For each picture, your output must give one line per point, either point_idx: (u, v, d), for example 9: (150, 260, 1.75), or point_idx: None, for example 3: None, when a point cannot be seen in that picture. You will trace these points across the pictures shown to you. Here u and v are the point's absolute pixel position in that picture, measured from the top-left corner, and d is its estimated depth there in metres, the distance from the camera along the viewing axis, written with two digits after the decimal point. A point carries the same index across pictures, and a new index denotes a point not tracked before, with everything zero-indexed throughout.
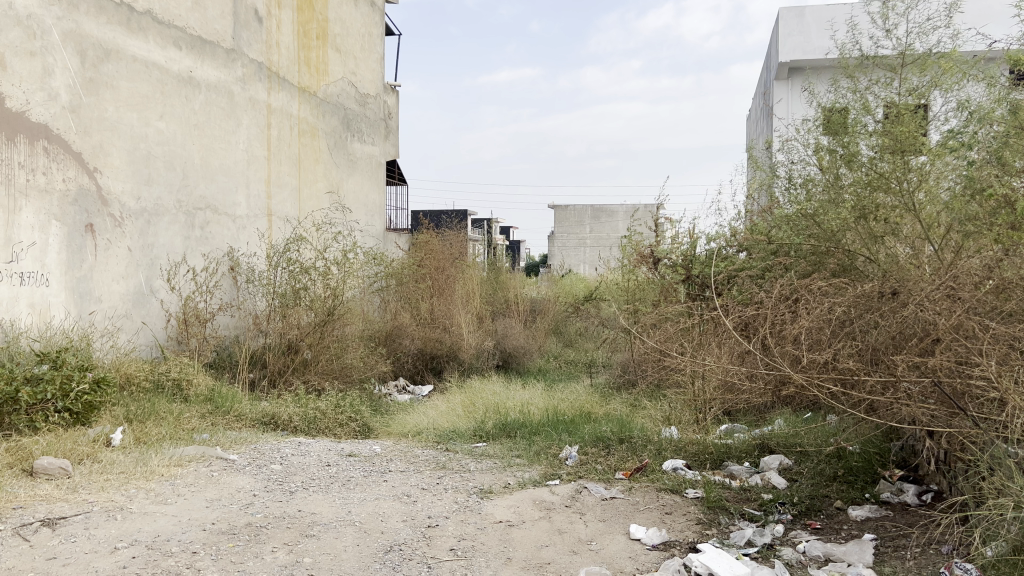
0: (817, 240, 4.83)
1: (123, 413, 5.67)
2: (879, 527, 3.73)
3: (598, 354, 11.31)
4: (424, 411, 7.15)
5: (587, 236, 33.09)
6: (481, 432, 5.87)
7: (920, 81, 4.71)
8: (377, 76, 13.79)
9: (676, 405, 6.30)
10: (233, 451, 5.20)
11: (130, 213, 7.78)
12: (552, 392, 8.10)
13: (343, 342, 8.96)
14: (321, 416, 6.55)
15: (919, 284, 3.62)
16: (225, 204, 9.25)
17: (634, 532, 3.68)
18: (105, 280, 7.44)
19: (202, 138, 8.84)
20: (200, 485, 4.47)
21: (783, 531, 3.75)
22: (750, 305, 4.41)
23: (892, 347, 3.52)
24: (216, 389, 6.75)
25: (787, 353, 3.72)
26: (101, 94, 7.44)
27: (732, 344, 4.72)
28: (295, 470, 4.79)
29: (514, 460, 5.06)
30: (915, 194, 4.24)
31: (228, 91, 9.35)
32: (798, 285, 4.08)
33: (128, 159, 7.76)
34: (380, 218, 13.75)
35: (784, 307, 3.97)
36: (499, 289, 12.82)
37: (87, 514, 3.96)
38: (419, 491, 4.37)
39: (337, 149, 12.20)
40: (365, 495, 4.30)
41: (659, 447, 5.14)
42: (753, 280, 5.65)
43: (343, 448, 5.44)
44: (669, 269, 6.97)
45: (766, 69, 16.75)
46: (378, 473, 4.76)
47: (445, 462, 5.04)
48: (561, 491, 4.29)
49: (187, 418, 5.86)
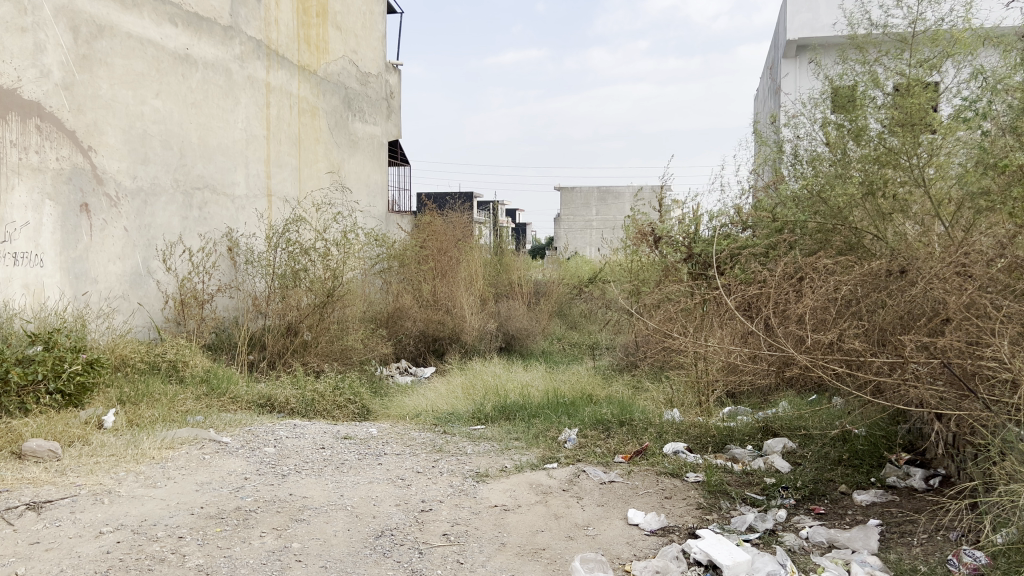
0: (823, 218, 4.69)
1: (116, 395, 5.58)
2: (885, 512, 3.62)
3: (602, 336, 11.22)
4: (424, 393, 7.06)
5: (593, 218, 32.92)
6: (480, 414, 5.77)
7: (932, 51, 4.53)
8: (379, 55, 13.62)
9: (679, 387, 6.20)
10: (227, 433, 5.11)
11: (127, 192, 7.68)
12: (554, 375, 8.01)
13: (343, 325, 8.88)
14: (319, 398, 6.46)
15: (929, 261, 3.48)
16: (224, 184, 9.14)
17: (632, 517, 3.59)
18: (101, 260, 7.36)
19: (199, 117, 8.72)
20: (191, 468, 4.39)
21: (785, 517, 3.64)
22: (754, 284, 4.28)
23: (901, 326, 3.39)
24: (213, 371, 6.67)
25: (790, 333, 3.60)
26: (95, 71, 7.31)
27: (734, 323, 4.60)
28: (289, 453, 4.70)
29: (512, 443, 4.97)
30: (925, 169, 4.09)
31: (226, 69, 9.21)
32: (803, 263, 3.94)
33: (124, 138, 7.65)
34: (382, 198, 13.63)
35: (789, 286, 3.84)
36: (503, 271, 12.70)
37: (74, 497, 3.89)
38: (414, 475, 4.28)
39: (338, 128, 12.06)
40: (359, 478, 4.21)
41: (660, 430, 5.03)
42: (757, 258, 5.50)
43: (339, 430, 5.34)
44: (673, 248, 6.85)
45: (773, 48, 16.48)
46: (373, 455, 4.66)
47: (442, 445, 4.94)
48: (559, 474, 4.20)
49: (182, 399, 5.78)
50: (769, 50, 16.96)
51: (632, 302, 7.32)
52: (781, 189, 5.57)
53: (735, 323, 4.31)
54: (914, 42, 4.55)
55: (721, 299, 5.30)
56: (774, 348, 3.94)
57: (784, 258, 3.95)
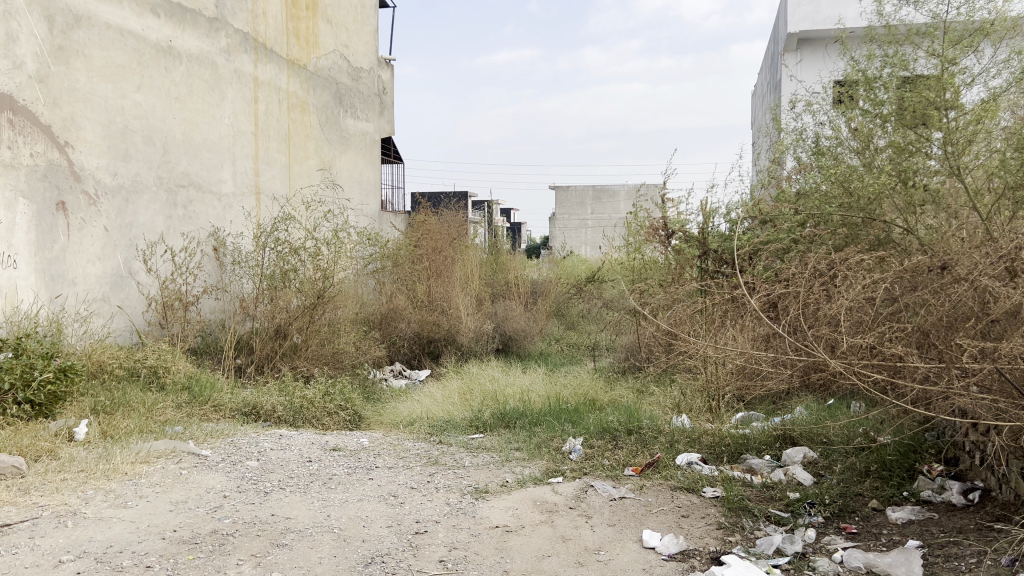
0: (848, 211, 4.37)
1: (91, 403, 5.23)
2: (925, 532, 3.31)
3: (602, 337, 10.94)
4: (418, 398, 6.74)
5: (588, 217, 32.62)
6: (478, 422, 5.44)
7: (967, 28, 4.21)
8: (371, 49, 13.27)
9: (687, 391, 5.89)
10: (207, 445, 4.77)
11: (107, 190, 7.34)
12: (553, 378, 7.71)
13: (335, 327, 8.58)
14: (308, 405, 6.13)
15: (973, 254, 3.16)
16: (210, 181, 8.80)
17: (648, 539, 3.27)
18: (79, 261, 7.01)
19: (184, 112, 8.37)
20: (166, 485, 4.05)
21: (815, 538, 3.33)
22: (779, 282, 3.95)
23: (945, 329, 3.07)
24: (195, 377, 6.33)
25: (823, 335, 3.28)
26: (72, 63, 6.97)
27: (755, 325, 4.27)
28: (273, 467, 4.36)
29: (513, 454, 4.64)
30: (960, 157, 3.77)
31: (212, 62, 8.87)
32: (833, 260, 3.62)
33: (103, 133, 7.30)
34: (375, 197, 13.30)
35: (819, 285, 3.52)
36: (499, 271, 12.37)
37: (35, 520, 3.55)
38: (407, 491, 3.94)
39: (329, 125, 11.71)
40: (347, 496, 3.88)
41: (671, 439, 4.71)
42: (776, 255, 5.19)
43: (328, 440, 4.99)
44: (679, 246, 6.53)
45: (774, 43, 16.24)
46: (363, 469, 4.32)
47: (438, 457, 4.61)
48: (565, 490, 3.87)
49: (161, 408, 5.43)
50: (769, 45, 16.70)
51: (636, 302, 7.01)
52: (805, 182, 5.24)
53: (754, 324, 3.99)
54: (947, 19, 4.20)
55: (736, 299, 4.99)
56: (801, 353, 3.62)
57: (814, 255, 3.63)
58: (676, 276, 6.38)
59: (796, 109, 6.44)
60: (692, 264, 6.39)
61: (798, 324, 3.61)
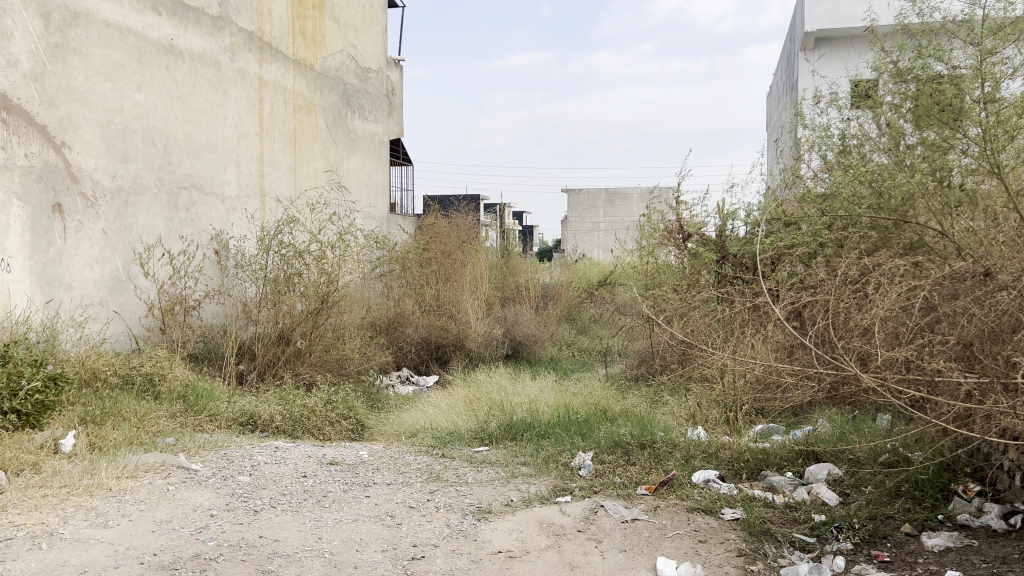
0: (879, 213, 4.10)
1: (80, 413, 5.01)
2: (965, 562, 3.04)
3: (614, 343, 10.73)
4: (423, 406, 6.52)
5: (600, 221, 32.34)
6: (483, 434, 5.20)
7: (1006, 18, 3.94)
8: (380, 49, 13.08)
9: (702, 401, 5.64)
10: (199, 459, 4.54)
11: (105, 192, 7.15)
12: (563, 386, 7.48)
13: (340, 332, 8.39)
14: (308, 414, 5.92)
15: (1021, 259, 2.88)
16: (213, 183, 8.60)
17: (662, 568, 3.01)
18: (76, 264, 6.82)
19: (185, 111, 8.18)
20: (151, 502, 3.82)
21: (844, 567, 3.07)
22: (807, 289, 3.67)
23: (989, 341, 2.80)
24: (192, 385, 6.13)
25: (854, 347, 3.01)
26: (69, 61, 6.78)
27: (778, 333, 4.00)
28: (265, 483, 4.13)
29: (519, 470, 4.40)
30: (1001, 155, 3.49)
31: (215, 62, 8.67)
32: (864, 266, 3.35)
33: (102, 133, 7.11)
34: (383, 199, 13.09)
35: (849, 291, 3.25)
36: (510, 275, 12.12)
37: (8, 542, 3.33)
38: (405, 511, 3.70)
39: (336, 126, 11.51)
40: (342, 515, 3.64)
41: (687, 454, 4.45)
42: (802, 261, 4.91)
43: (325, 453, 4.76)
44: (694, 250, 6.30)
45: (790, 42, 16.00)
46: (360, 486, 4.09)
47: (440, 472, 4.37)
48: (574, 511, 3.63)
49: (154, 418, 5.22)
50: (786, 44, 16.49)
51: (649, 308, 6.76)
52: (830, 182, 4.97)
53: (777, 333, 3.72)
54: (985, 8, 3.93)
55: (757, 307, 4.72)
56: (829, 366, 3.34)
57: (842, 260, 3.36)
58: (691, 282, 6.13)
59: (817, 108, 6.19)
60: (708, 269, 6.15)
61: (825, 334, 3.34)
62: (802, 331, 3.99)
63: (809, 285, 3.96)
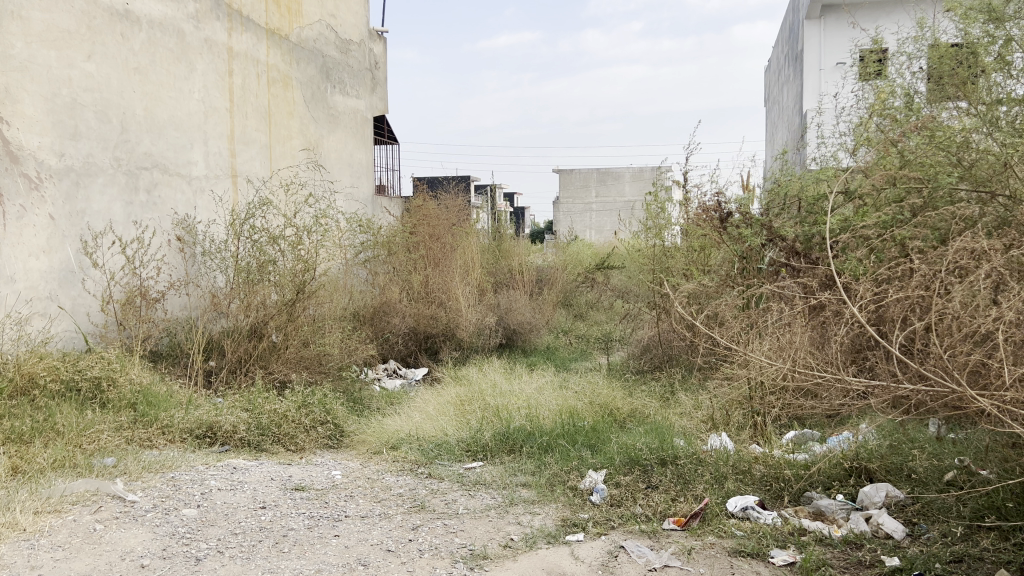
0: (964, 187, 3.43)
1: (3, 431, 4.25)
2: None
3: (615, 330, 10.14)
4: (409, 408, 5.85)
5: (593, 201, 31.65)
6: (476, 446, 4.53)
7: None
8: (361, 20, 12.27)
9: (722, 402, 4.99)
10: (140, 485, 3.82)
11: (52, 173, 6.39)
12: (563, 381, 6.81)
13: (318, 324, 7.68)
14: (277, 422, 5.22)
15: None
16: (178, 163, 7.85)
17: None
18: (19, 254, 6.06)
19: (144, 84, 7.40)
20: (71, 548, 3.11)
21: None
22: (892, 282, 3.00)
23: None
24: (147, 390, 5.42)
25: (966, 359, 2.36)
26: (6, 25, 6.00)
27: (840, 332, 3.34)
28: (216, 518, 3.44)
29: (519, 495, 3.73)
30: None
31: (178, 30, 7.88)
32: (969, 253, 2.70)
33: (46, 107, 6.34)
34: (366, 179, 12.35)
35: (955, 285, 2.58)
36: (502, 258, 11.41)
37: None
38: (382, 557, 3.01)
39: (314, 101, 10.75)
40: (303, 564, 2.95)
41: (717, 473, 3.78)
42: (859, 244, 4.24)
43: (291, 475, 4.06)
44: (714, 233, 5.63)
45: (791, 13, 15.59)
46: (328, 520, 3.40)
47: (426, 499, 3.69)
48: (588, 554, 2.96)
49: (95, 432, 4.49)
50: (787, 13, 15.91)
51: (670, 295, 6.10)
52: (891, 147, 4.25)
53: (840, 336, 3.06)
54: None
55: (802, 302, 4.05)
56: (921, 377, 2.68)
57: (942, 248, 2.69)
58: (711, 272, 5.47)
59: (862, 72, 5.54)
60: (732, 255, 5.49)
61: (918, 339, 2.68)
62: (870, 332, 3.33)
63: (885, 276, 3.27)
